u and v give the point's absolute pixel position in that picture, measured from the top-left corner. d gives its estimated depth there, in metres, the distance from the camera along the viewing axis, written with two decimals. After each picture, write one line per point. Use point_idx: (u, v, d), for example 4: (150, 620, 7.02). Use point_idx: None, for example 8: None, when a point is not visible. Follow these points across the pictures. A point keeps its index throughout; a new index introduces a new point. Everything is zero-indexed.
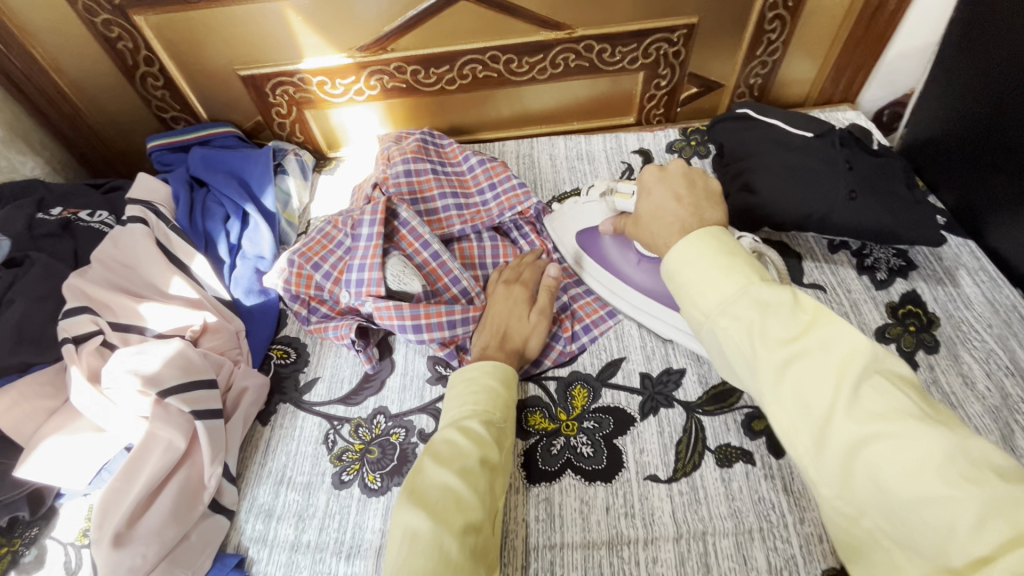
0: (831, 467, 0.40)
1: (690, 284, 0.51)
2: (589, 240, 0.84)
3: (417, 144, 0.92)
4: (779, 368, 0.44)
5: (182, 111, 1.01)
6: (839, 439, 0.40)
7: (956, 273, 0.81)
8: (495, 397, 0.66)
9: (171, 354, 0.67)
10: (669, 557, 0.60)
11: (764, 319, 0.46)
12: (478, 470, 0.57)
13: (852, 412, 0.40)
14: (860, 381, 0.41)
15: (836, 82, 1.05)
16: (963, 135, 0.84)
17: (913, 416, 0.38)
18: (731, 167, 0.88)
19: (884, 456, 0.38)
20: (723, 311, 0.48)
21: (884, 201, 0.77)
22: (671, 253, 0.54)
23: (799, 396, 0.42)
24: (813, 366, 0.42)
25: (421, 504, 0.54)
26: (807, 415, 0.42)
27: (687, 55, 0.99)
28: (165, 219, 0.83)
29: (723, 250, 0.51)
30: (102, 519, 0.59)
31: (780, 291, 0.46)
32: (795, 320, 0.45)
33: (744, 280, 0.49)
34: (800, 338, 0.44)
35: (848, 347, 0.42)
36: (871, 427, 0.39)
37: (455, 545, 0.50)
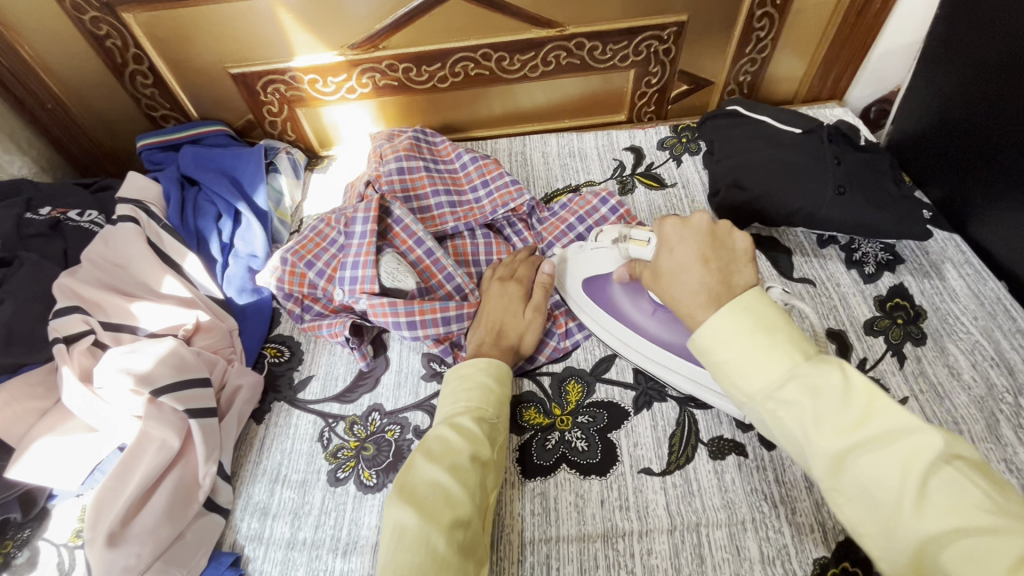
0: (903, 559, 0.40)
1: (728, 363, 0.49)
2: (596, 288, 0.77)
3: (410, 143, 0.92)
4: (838, 459, 0.43)
5: (172, 110, 1.01)
6: (909, 536, 0.39)
7: (941, 267, 0.83)
8: (488, 393, 0.66)
9: (164, 353, 0.67)
10: (663, 548, 0.61)
11: (816, 406, 0.44)
12: (469, 466, 0.57)
13: (921, 508, 0.39)
14: (929, 475, 0.39)
15: (824, 79, 1.06)
16: (948, 131, 0.86)
17: (988, 510, 0.37)
18: (721, 163, 0.89)
19: (962, 557, 0.36)
20: (771, 396, 0.47)
21: (870, 195, 0.78)
22: (701, 327, 0.52)
23: (863, 488, 0.41)
24: (877, 458, 0.41)
25: (415, 500, 0.54)
26: (874, 509, 0.41)
27: (678, 52, 1.00)
28: (156, 218, 0.82)
29: (761, 326, 0.49)
30: (95, 520, 0.58)
31: (828, 371, 0.45)
32: (851, 406, 0.43)
33: (788, 361, 0.47)
34: (860, 429, 0.42)
35: (912, 439, 0.40)
36: (946, 525, 0.38)
37: (445, 540, 0.51)
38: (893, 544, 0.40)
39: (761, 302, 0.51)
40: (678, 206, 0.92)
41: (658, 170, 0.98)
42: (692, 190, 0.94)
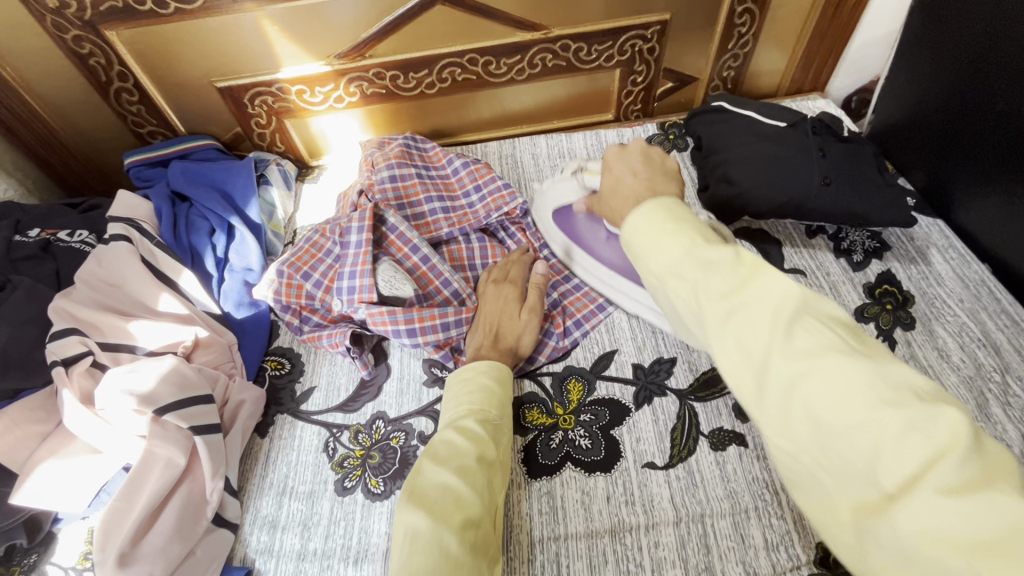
0: (773, 407, 0.39)
1: (638, 248, 0.50)
2: (563, 219, 0.87)
3: (401, 149, 0.92)
4: (719, 318, 0.42)
5: (159, 125, 1.00)
6: (777, 384, 0.39)
7: (927, 252, 0.85)
8: (490, 395, 0.67)
9: (166, 371, 0.67)
10: (670, 540, 0.62)
11: (707, 273, 0.44)
12: (475, 467, 0.58)
13: (786, 353, 0.39)
14: (793, 324, 0.40)
15: (805, 71, 1.08)
16: (928, 119, 0.88)
17: (843, 350, 0.37)
18: (709, 159, 0.91)
19: (818, 392, 0.37)
20: (669, 271, 0.47)
21: (857, 185, 0.79)
22: (625, 223, 0.52)
23: (739, 343, 0.41)
24: (752, 314, 0.41)
25: (424, 505, 0.55)
26: (749, 364, 0.41)
27: (662, 51, 1.01)
28: (148, 235, 0.82)
29: (666, 214, 0.50)
30: (105, 541, 0.58)
31: (720, 248, 0.45)
32: (734, 272, 0.43)
33: (689, 239, 0.47)
34: (736, 289, 0.42)
35: (779, 294, 0.41)
36: (807, 366, 0.38)
37: (455, 541, 0.52)
38: (762, 392, 0.40)
39: (676, 202, 0.51)
40: None
41: None
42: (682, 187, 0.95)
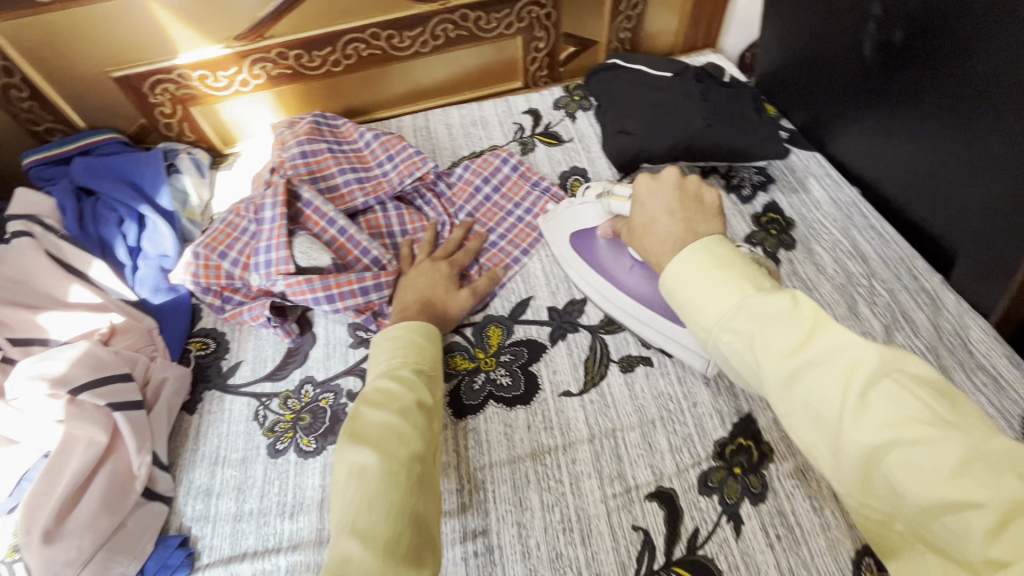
0: (850, 472, 0.40)
1: (688, 300, 0.51)
2: (583, 244, 0.83)
3: (310, 126, 0.94)
4: (784, 379, 0.43)
5: (56, 122, 0.97)
6: (853, 449, 0.39)
7: (806, 181, 0.93)
8: (422, 349, 0.69)
9: (78, 355, 0.67)
10: (586, 456, 0.68)
11: (765, 331, 0.44)
12: (415, 409, 0.60)
13: (858, 418, 0.39)
14: (867, 388, 0.39)
15: (695, 29, 1.15)
16: (797, 61, 0.96)
17: (927, 422, 0.36)
18: (608, 114, 0.96)
19: (900, 465, 0.36)
20: (723, 326, 0.48)
21: (734, 124, 0.87)
22: (664, 273, 0.53)
23: (810, 406, 0.41)
24: (821, 376, 0.41)
25: (369, 444, 0.55)
26: (821, 428, 0.41)
27: (558, 16, 1.06)
28: (52, 230, 0.81)
29: (716, 263, 0.51)
30: (28, 523, 0.58)
31: (776, 298, 0.45)
32: (796, 328, 0.43)
33: (740, 291, 0.48)
34: (801, 346, 0.42)
35: (853, 355, 0.40)
36: (883, 438, 0.37)
37: (403, 474, 0.53)
38: (838, 458, 0.40)
39: (717, 242, 0.52)
40: (576, 159, 0.98)
41: (556, 128, 1.04)
42: (588, 143, 1.01)
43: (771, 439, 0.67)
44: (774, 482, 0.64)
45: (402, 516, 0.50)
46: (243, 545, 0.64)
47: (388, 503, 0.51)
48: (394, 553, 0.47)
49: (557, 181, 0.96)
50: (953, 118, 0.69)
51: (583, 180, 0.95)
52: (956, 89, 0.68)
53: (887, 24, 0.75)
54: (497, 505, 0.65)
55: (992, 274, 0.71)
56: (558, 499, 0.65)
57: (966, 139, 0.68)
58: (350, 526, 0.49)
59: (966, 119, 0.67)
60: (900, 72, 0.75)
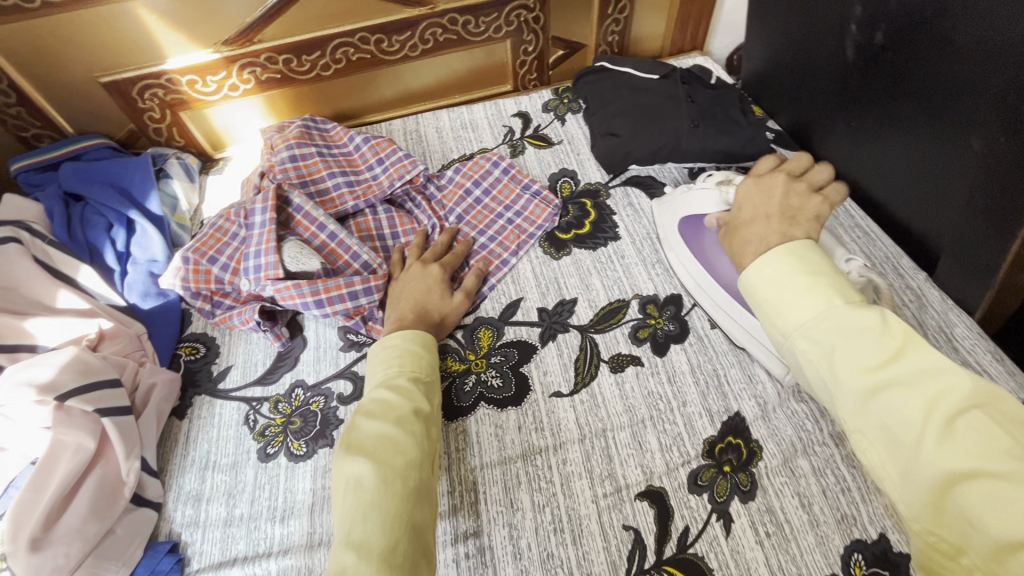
0: (921, 496, 0.41)
1: (770, 301, 0.54)
2: (690, 229, 0.81)
3: (299, 130, 0.94)
4: (863, 394, 0.45)
5: (44, 127, 0.97)
6: (927, 469, 0.40)
7: None
8: (420, 359, 0.68)
9: (67, 360, 0.67)
10: (576, 456, 0.68)
11: (849, 342, 0.47)
12: (412, 417, 0.60)
13: (941, 443, 0.40)
14: (953, 416, 0.40)
15: (683, 33, 1.16)
16: (783, 63, 0.97)
17: (1015, 458, 0.37)
18: (596, 116, 0.97)
19: (981, 495, 0.37)
20: (801, 332, 0.50)
21: (721, 126, 0.88)
22: (747, 273, 0.57)
23: (884, 421, 0.43)
24: (903, 395, 0.43)
25: (367, 457, 0.55)
26: (894, 446, 0.43)
27: (546, 19, 1.06)
28: (40, 236, 0.80)
29: (805, 270, 0.53)
30: (14, 531, 0.57)
31: (868, 314, 0.47)
32: (884, 346, 0.45)
33: (827, 301, 0.50)
34: (886, 365, 0.44)
35: (943, 381, 0.42)
36: (966, 465, 0.38)
37: (400, 485, 0.53)
38: (908, 480, 0.42)
39: (807, 249, 0.55)
40: (565, 161, 0.99)
41: (545, 131, 1.04)
42: (577, 145, 1.01)
43: (760, 436, 0.68)
44: (763, 480, 0.65)
45: (399, 526, 0.50)
46: (234, 550, 0.63)
47: (385, 514, 0.50)
48: (390, 563, 0.47)
49: (547, 183, 0.96)
50: (935, 115, 0.69)
51: (572, 182, 0.96)
52: (937, 88, 0.68)
53: (868, 25, 0.76)
54: (488, 506, 0.65)
55: (974, 272, 0.72)
56: (549, 500, 0.65)
57: (948, 136, 0.68)
58: (344, 539, 0.49)
59: (948, 116, 0.68)
60: (884, 72, 0.76)
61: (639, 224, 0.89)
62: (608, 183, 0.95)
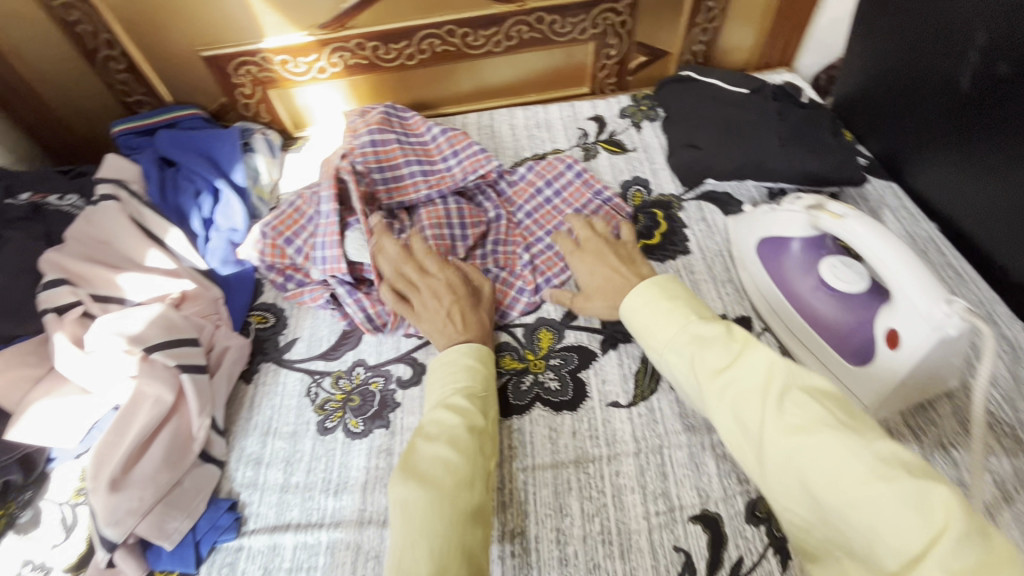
0: (773, 475, 0.48)
1: (645, 326, 0.64)
2: (771, 252, 0.77)
3: (381, 117, 0.96)
4: (717, 392, 0.53)
5: (146, 95, 1.03)
6: (773, 452, 0.47)
7: (880, 211, 0.90)
8: (473, 370, 0.67)
9: (153, 316, 0.71)
10: (630, 469, 0.67)
11: (702, 351, 0.56)
12: (466, 437, 0.59)
13: (781, 426, 0.47)
14: (783, 398, 0.48)
15: (772, 47, 1.13)
16: (882, 87, 0.92)
17: (828, 424, 0.45)
18: (678, 126, 0.95)
19: (810, 463, 0.45)
20: (671, 346, 0.60)
21: (811, 146, 0.85)
22: (624, 302, 0.67)
23: (738, 414, 0.51)
24: (745, 389, 0.51)
25: (421, 479, 0.54)
26: (748, 435, 0.50)
27: (633, 24, 1.05)
28: (137, 197, 0.86)
29: (664, 296, 0.64)
30: (97, 470, 0.62)
31: (711, 326, 0.57)
32: (728, 349, 0.54)
33: (684, 319, 0.60)
34: (730, 364, 0.53)
35: (769, 369, 0.51)
36: (794, 438, 0.46)
37: (448, 506, 0.52)
38: (763, 463, 0.49)
39: (671, 281, 0.66)
40: (638, 169, 0.97)
41: (620, 137, 1.03)
42: (652, 154, 1.00)
43: None
44: None
45: (447, 553, 0.49)
46: (288, 516, 0.66)
47: (432, 540, 0.49)
48: None
49: (618, 190, 0.95)
50: None
51: (645, 191, 0.94)
52: None
53: (991, 54, 0.72)
54: (538, 509, 0.65)
55: None
56: (599, 510, 0.64)
57: None
58: (394, 567, 0.48)
59: None
60: (1000, 106, 0.71)
61: (712, 240, 0.87)
62: (681, 195, 0.93)
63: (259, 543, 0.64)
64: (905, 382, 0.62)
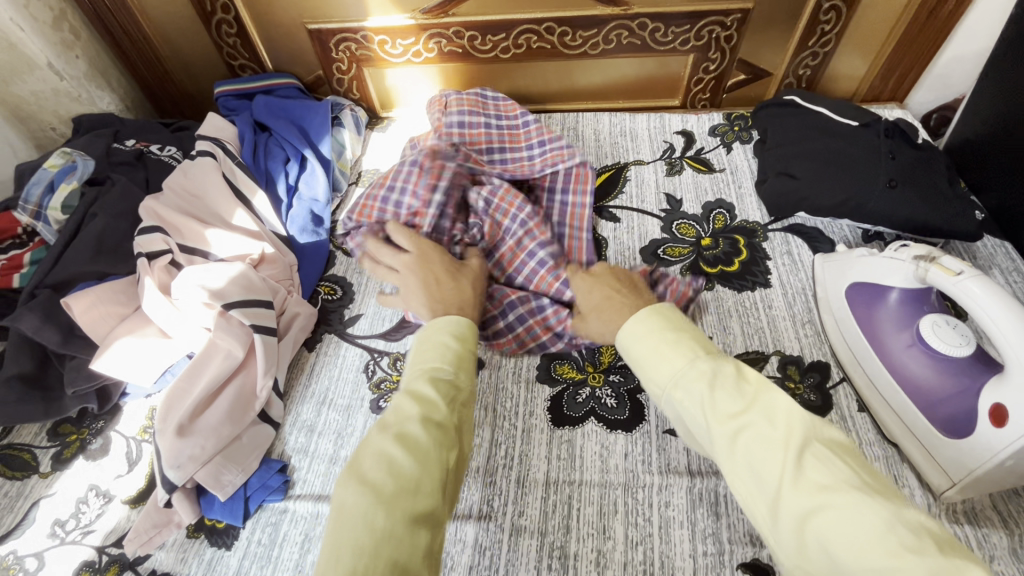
0: (786, 536, 0.42)
1: (648, 359, 0.55)
2: (863, 296, 0.72)
3: (475, 97, 0.94)
4: (728, 438, 0.46)
5: (249, 60, 1.08)
6: (789, 511, 0.42)
7: (989, 270, 0.83)
8: (445, 352, 0.58)
9: (234, 274, 0.74)
10: (681, 502, 0.64)
11: (712, 391, 0.48)
12: (418, 434, 0.50)
13: (799, 483, 0.42)
14: (804, 453, 0.43)
15: (885, 80, 1.05)
16: (1007, 136, 0.84)
17: (852, 485, 0.41)
18: (774, 152, 0.91)
19: (831, 527, 0.39)
20: (676, 384, 0.51)
21: (922, 191, 0.79)
22: (623, 330, 0.58)
23: (750, 465, 0.44)
24: (761, 439, 0.45)
25: (360, 480, 0.47)
26: (761, 489, 0.44)
27: (739, 40, 1.01)
28: (231, 156, 0.90)
29: (672, 329, 0.55)
30: (166, 414, 0.66)
31: (722, 365, 0.50)
32: (741, 394, 0.48)
33: (691, 354, 0.52)
34: (746, 411, 0.46)
35: (787, 419, 0.45)
36: (816, 500, 0.41)
37: (382, 515, 0.45)
38: (777, 519, 0.42)
39: (672, 311, 0.58)
40: (723, 192, 0.93)
41: (708, 155, 0.99)
42: (740, 177, 0.95)
43: None
44: None
45: (371, 569, 0.41)
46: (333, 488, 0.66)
47: (357, 553, 0.42)
48: None
49: (700, 211, 0.91)
50: None
51: (727, 215, 0.90)
52: None
53: None
54: (579, 526, 0.63)
55: None
56: (644, 539, 0.62)
57: None
58: None
59: None
60: None
61: (797, 277, 0.82)
62: (767, 224, 0.89)
63: (303, 509, 0.64)
64: (1008, 466, 0.56)
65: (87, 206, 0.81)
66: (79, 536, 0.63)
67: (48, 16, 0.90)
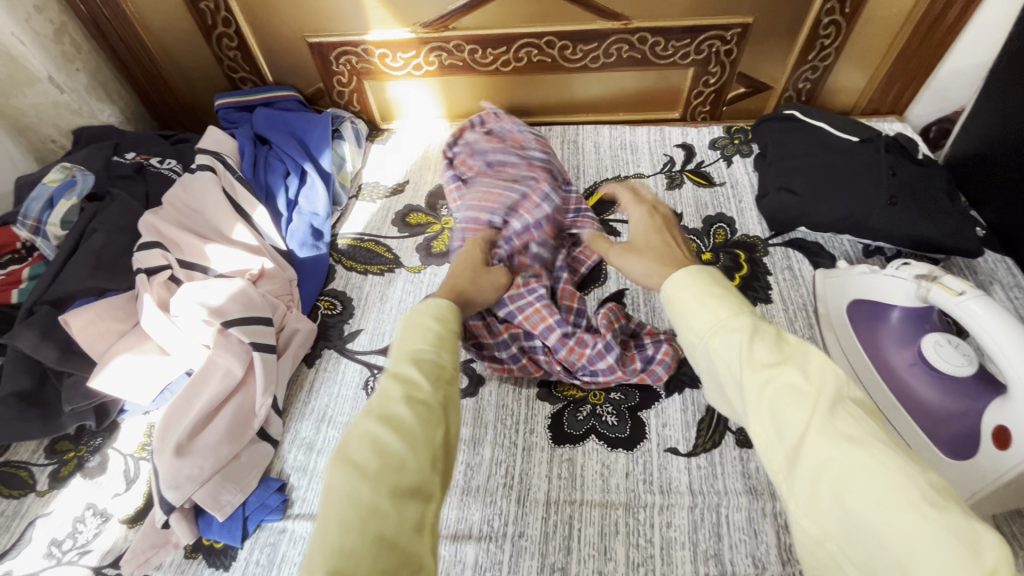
0: (802, 484, 0.40)
1: (685, 307, 0.51)
2: (865, 312, 0.73)
3: (518, 137, 0.93)
4: (757, 384, 0.43)
5: (250, 72, 1.08)
6: (810, 458, 0.39)
7: (990, 287, 0.83)
8: (426, 333, 0.52)
9: (234, 291, 0.74)
10: (683, 522, 0.63)
11: (750, 340, 0.46)
12: (403, 413, 0.46)
13: (826, 432, 0.40)
14: (836, 406, 0.41)
15: (885, 93, 1.05)
16: (1007, 153, 0.84)
17: (883, 441, 0.38)
18: (774, 166, 0.91)
19: (852, 477, 0.37)
20: (713, 331, 0.48)
21: (923, 207, 0.79)
22: (670, 279, 0.54)
23: (776, 410, 0.42)
24: (794, 389, 0.42)
25: (344, 460, 0.43)
26: (784, 435, 0.41)
27: (739, 53, 1.01)
28: (231, 170, 0.90)
29: (718, 286, 0.52)
30: (165, 432, 0.66)
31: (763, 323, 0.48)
32: (778, 348, 0.45)
33: (737, 307, 0.49)
34: (782, 362, 0.44)
35: (824, 372, 0.42)
36: (840, 449, 0.38)
37: (369, 491, 0.40)
38: (793, 467, 0.40)
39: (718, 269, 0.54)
40: (723, 206, 0.93)
41: (708, 168, 0.99)
42: (740, 191, 0.95)
43: None
44: None
45: (356, 552, 0.37)
46: None
47: (344, 532, 0.38)
48: None
49: (700, 226, 0.91)
50: None
51: (728, 229, 0.90)
52: None
53: None
54: (580, 547, 0.62)
55: None
56: (645, 560, 0.61)
57: None
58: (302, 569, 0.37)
59: None
60: None
61: (798, 292, 0.82)
62: (767, 239, 0.89)
63: (302, 529, 0.64)
64: (1013, 487, 0.56)
65: (86, 222, 0.81)
66: (76, 556, 0.62)
67: (49, 29, 0.90)
